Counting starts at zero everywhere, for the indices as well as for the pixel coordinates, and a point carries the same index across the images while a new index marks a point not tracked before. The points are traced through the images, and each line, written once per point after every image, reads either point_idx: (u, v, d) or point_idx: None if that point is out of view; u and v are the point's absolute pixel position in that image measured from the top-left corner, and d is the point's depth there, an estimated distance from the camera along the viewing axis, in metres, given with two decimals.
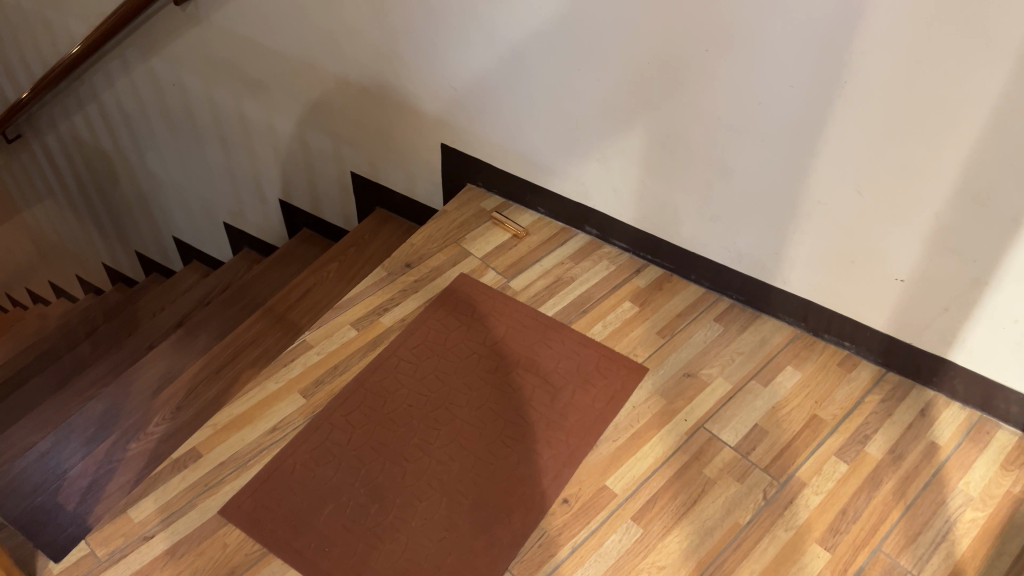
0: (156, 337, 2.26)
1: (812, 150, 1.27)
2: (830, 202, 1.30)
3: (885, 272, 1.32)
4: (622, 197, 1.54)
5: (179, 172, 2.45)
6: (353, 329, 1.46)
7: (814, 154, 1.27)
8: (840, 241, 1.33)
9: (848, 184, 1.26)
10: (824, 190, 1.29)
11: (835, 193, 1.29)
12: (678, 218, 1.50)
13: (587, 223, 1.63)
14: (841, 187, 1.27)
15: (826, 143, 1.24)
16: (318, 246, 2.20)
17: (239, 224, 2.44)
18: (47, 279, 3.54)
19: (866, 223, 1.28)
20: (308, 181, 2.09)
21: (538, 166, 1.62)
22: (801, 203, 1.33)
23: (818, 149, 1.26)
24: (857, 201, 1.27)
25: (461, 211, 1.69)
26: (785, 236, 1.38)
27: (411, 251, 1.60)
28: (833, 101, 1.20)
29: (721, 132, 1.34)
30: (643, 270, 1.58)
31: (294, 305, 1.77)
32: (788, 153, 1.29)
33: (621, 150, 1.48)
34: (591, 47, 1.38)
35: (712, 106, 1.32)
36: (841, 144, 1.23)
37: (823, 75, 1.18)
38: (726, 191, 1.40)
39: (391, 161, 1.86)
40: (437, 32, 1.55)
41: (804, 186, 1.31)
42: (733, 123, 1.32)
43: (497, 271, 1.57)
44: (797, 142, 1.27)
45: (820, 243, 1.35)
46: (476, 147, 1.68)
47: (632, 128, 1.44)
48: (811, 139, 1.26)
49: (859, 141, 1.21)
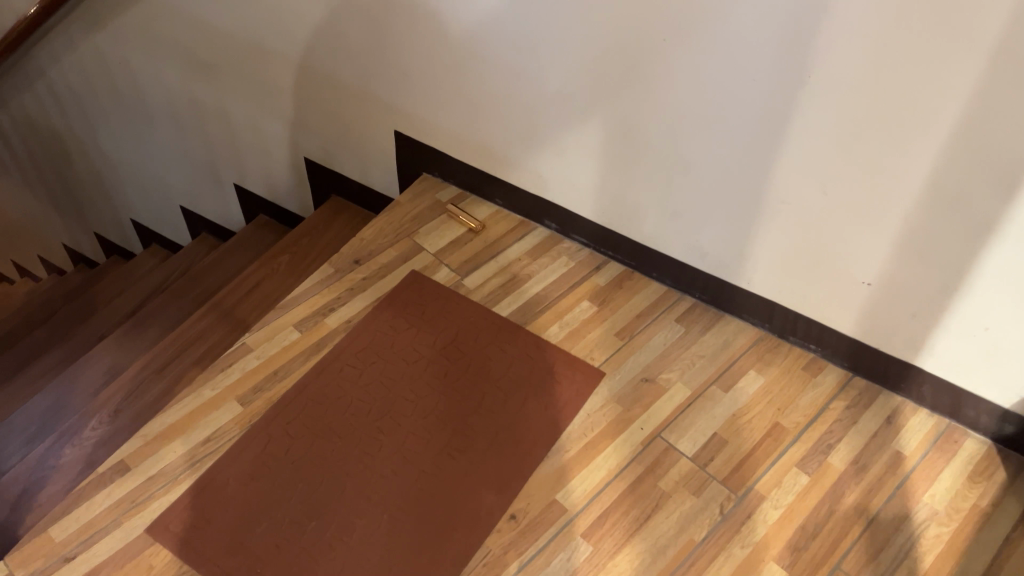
0: (106, 325, 2.18)
1: (776, 148, 1.19)
2: (796, 202, 1.23)
3: (852, 275, 1.25)
4: (581, 190, 1.46)
5: (132, 153, 2.35)
6: (296, 331, 1.39)
7: (779, 152, 1.19)
8: (806, 242, 1.26)
9: (815, 184, 1.19)
10: (790, 190, 1.22)
11: (801, 193, 1.21)
12: (638, 214, 1.43)
13: (546, 217, 1.55)
14: (807, 188, 1.20)
15: (791, 140, 1.17)
16: (275, 232, 2.11)
17: (195, 207, 2.35)
18: (9, 260, 3.44)
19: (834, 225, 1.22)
20: (262, 166, 2.01)
21: (494, 156, 1.54)
22: (765, 202, 1.26)
23: (783, 146, 1.18)
24: (824, 201, 1.20)
25: (415, 203, 1.61)
26: (749, 236, 1.32)
27: (360, 246, 1.52)
28: (798, 97, 1.12)
29: (682, 126, 1.26)
30: (604, 266, 1.51)
31: (242, 300, 1.69)
32: (752, 150, 1.22)
33: (580, 141, 1.40)
34: (547, 35, 1.30)
35: (672, 98, 1.24)
36: (806, 142, 1.16)
37: (788, 68, 1.10)
38: (688, 188, 1.33)
39: (344, 148, 1.77)
40: (386, 13, 1.46)
41: (768, 185, 1.24)
42: (694, 117, 1.24)
43: (450, 268, 1.49)
44: (761, 139, 1.20)
45: (786, 244, 1.28)
46: (429, 135, 1.60)
47: (591, 120, 1.36)
48: (775, 136, 1.18)
49: (825, 140, 1.14)
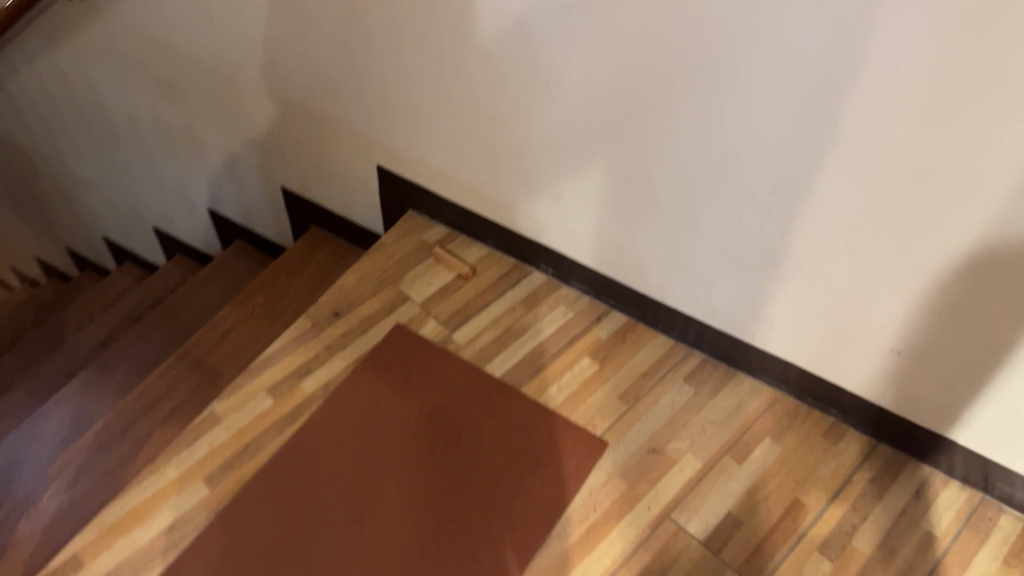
0: (76, 357, 2.05)
1: (798, 207, 1.08)
2: (819, 265, 1.11)
3: (879, 343, 1.14)
4: (580, 238, 1.34)
5: (100, 172, 2.22)
6: (270, 397, 1.27)
7: (801, 211, 1.08)
8: (830, 307, 1.15)
9: (841, 248, 1.08)
10: (812, 251, 1.11)
11: (824, 255, 1.10)
12: (643, 265, 1.31)
13: (541, 260, 1.43)
14: (832, 251, 1.09)
15: (817, 201, 1.05)
16: (252, 260, 1.98)
17: (169, 228, 2.22)
18: None
19: (860, 290, 1.10)
20: (236, 193, 1.88)
21: (484, 197, 1.41)
22: (785, 262, 1.15)
23: (805, 206, 1.07)
24: (851, 266, 1.09)
25: (400, 245, 1.48)
26: (767, 295, 1.20)
27: (340, 296, 1.40)
28: (824, 156, 1.00)
29: (694, 179, 1.15)
30: (605, 317, 1.39)
31: (215, 347, 1.57)
32: (772, 208, 1.10)
33: (580, 189, 1.28)
34: (542, 75, 1.18)
35: (682, 149, 1.12)
36: (832, 204, 1.04)
37: (812, 126, 0.99)
38: (699, 243, 1.21)
39: (323, 179, 1.64)
40: (363, 45, 1.33)
41: (789, 245, 1.12)
42: (707, 170, 1.12)
43: (438, 321, 1.37)
44: (782, 197, 1.08)
45: (806, 306, 1.17)
46: (414, 172, 1.47)
47: (592, 168, 1.24)
48: (797, 195, 1.07)
49: (854, 203, 1.02)
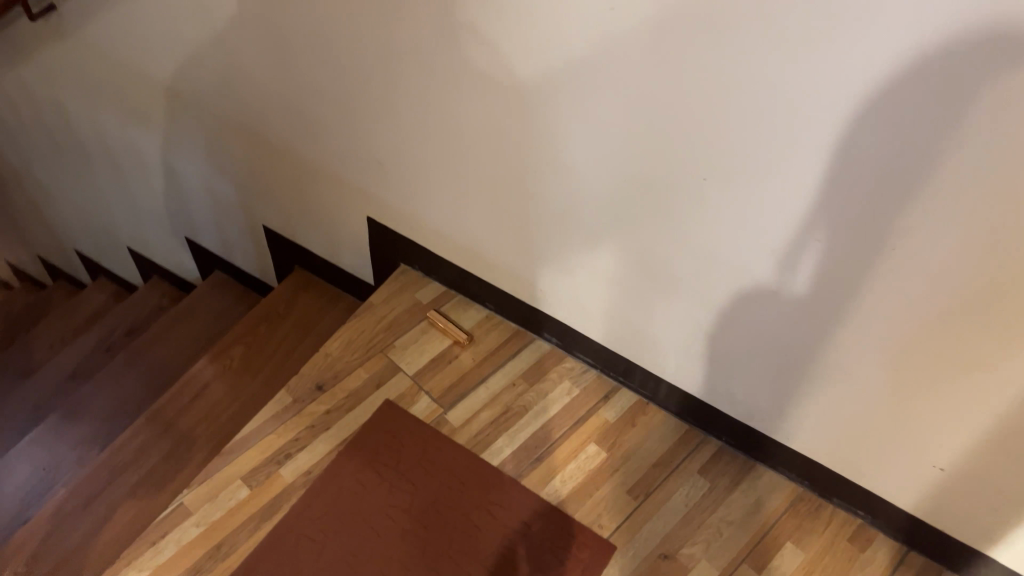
0: (43, 392, 1.92)
1: (804, 260, 0.92)
2: (829, 323, 0.97)
3: (895, 410, 1.00)
4: (589, 314, 1.23)
5: (71, 191, 2.09)
6: (245, 486, 1.15)
7: (809, 265, 0.93)
8: (840, 368, 1.01)
9: (857, 309, 0.93)
10: (823, 308, 0.96)
11: (836, 314, 0.95)
12: (658, 347, 1.19)
13: (545, 330, 1.32)
14: (846, 310, 0.94)
15: (828, 256, 0.90)
16: (232, 293, 1.86)
17: (145, 251, 2.10)
18: None
19: (876, 355, 0.96)
20: (216, 226, 1.75)
21: (484, 261, 1.29)
22: (790, 315, 1.00)
23: (812, 258, 0.92)
24: (867, 328, 0.94)
25: (391, 306, 1.36)
26: (769, 347, 1.06)
27: (324, 366, 1.28)
28: (838, 205, 0.85)
29: (686, 220, 0.99)
30: (614, 395, 1.28)
31: (188, 407, 1.45)
32: (774, 257, 0.95)
33: (560, 220, 1.13)
34: (551, 150, 1.05)
35: (674, 187, 0.97)
36: (845, 260, 0.89)
37: (824, 172, 0.83)
38: (693, 286, 1.07)
39: (309, 224, 1.52)
40: (353, 95, 1.19)
41: (795, 298, 0.97)
42: (700, 210, 0.97)
43: (431, 397, 1.25)
44: (786, 247, 0.93)
45: (812, 362, 1.03)
46: (408, 228, 1.35)
47: (575, 199, 1.09)
48: (804, 246, 0.91)
49: (873, 262, 0.87)
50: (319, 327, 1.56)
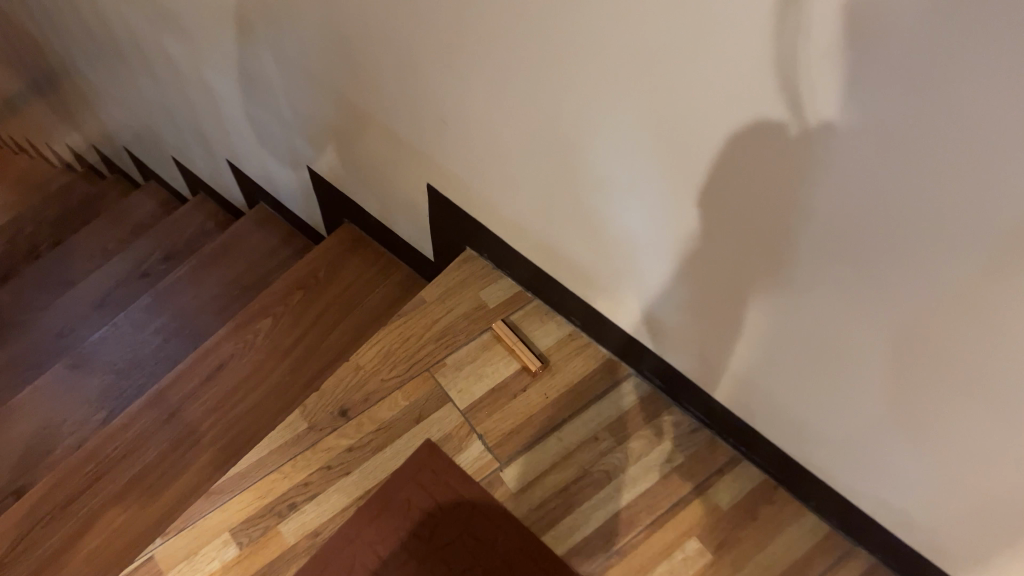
0: (70, 317, 1.72)
1: (793, 181, 0.57)
2: (837, 279, 0.62)
3: (931, 415, 0.65)
4: (710, 369, 0.88)
5: (115, 87, 1.82)
6: (234, 544, 0.89)
7: (799, 187, 0.57)
8: (981, 395, 0.59)
9: (870, 258, 0.58)
10: (822, 253, 0.61)
11: (962, 286, 0.53)
12: (803, 436, 0.83)
13: (646, 366, 0.98)
14: (857, 263, 0.59)
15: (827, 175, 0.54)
16: (277, 232, 1.58)
17: (193, 164, 1.83)
18: None
19: (899, 332, 0.61)
20: (259, 155, 1.45)
21: (572, 270, 0.95)
22: (780, 259, 0.65)
23: (803, 176, 0.56)
24: (887, 294, 0.59)
25: (447, 306, 1.05)
26: (755, 297, 0.72)
27: (352, 384, 0.99)
28: (833, 91, 0.49)
29: (674, 84, 0.59)
30: (729, 470, 0.94)
31: (198, 390, 1.19)
32: (747, 170, 0.60)
33: (486, 93, 0.79)
34: (672, 174, 0.68)
35: (605, 55, 0.62)
36: (852, 184, 0.54)
37: (803, 32, 0.48)
38: (652, 200, 0.72)
39: (359, 176, 1.19)
40: (404, 47, 0.82)
41: (784, 234, 0.63)
42: (639, 92, 0.62)
43: (484, 444, 0.95)
44: (763, 156, 0.58)
45: (817, 331, 0.69)
46: (477, 210, 1.00)
47: (638, 153, 0.69)
48: (788, 156, 0.56)
49: (897, 192, 0.51)
50: (363, 304, 1.26)
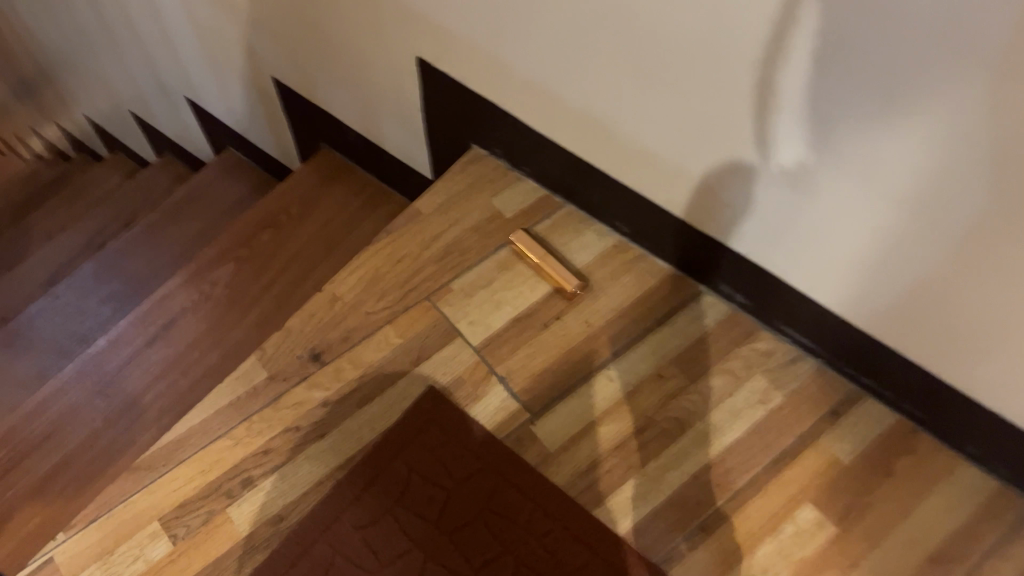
0: None
1: None
2: (848, 214, 0.56)
3: None
4: (831, 265, 0.62)
5: (64, 33, 1.58)
6: (165, 538, 0.64)
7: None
8: None
9: (886, 164, 0.51)
10: (825, 186, 0.56)
11: None
12: (975, 348, 0.57)
13: (725, 278, 0.72)
14: (890, 141, 0.49)
15: (807, 94, 0.50)
16: (249, 181, 1.33)
17: (156, 118, 1.59)
18: None
19: (932, 245, 0.53)
20: (219, 82, 1.20)
21: (621, 149, 0.69)
22: (780, 203, 0.60)
23: (783, 103, 0.52)
24: None
25: (450, 217, 0.79)
26: (764, 253, 0.66)
27: (327, 320, 0.74)
28: None
29: None
30: (847, 413, 0.68)
31: (139, 354, 0.94)
32: (725, 103, 0.56)
33: None
34: None
35: None
36: (836, 97, 0.49)
37: None
38: None
39: (334, 76, 0.94)
40: None
41: (782, 173, 0.58)
42: None
43: (507, 390, 0.69)
44: (735, 85, 0.54)
45: (833, 282, 0.63)
46: (486, 82, 0.75)
47: None
48: (760, 83, 0.52)
49: None
50: (346, 242, 1.01)
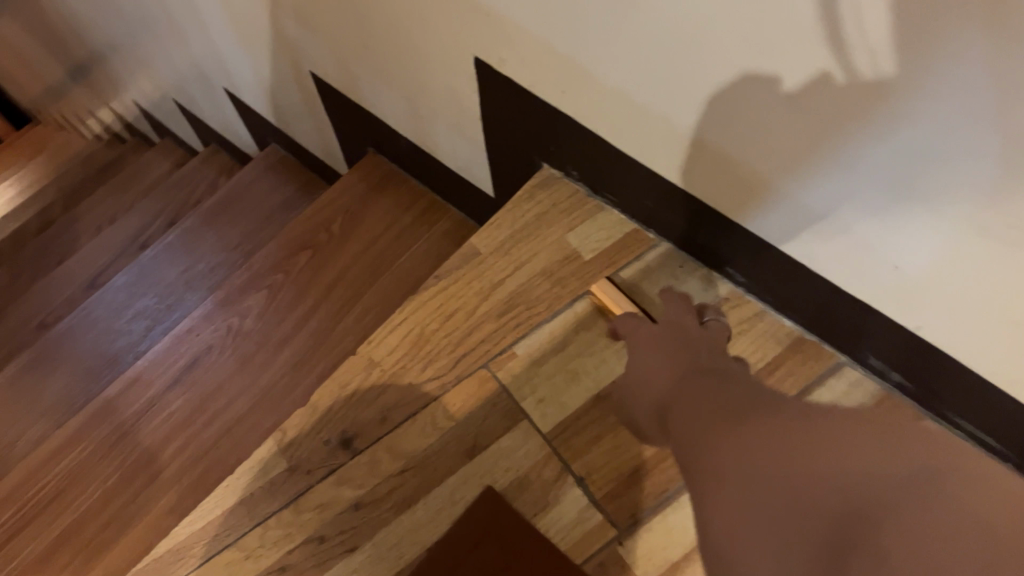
0: (54, 301, 1.39)
1: None
2: (965, 213, 0.38)
3: None
4: (985, 285, 0.41)
5: (99, 13, 1.45)
6: None
7: None
8: None
9: None
10: (929, 173, 0.38)
11: None
12: None
13: (871, 346, 0.54)
14: None
15: (902, 57, 0.33)
16: (294, 180, 1.20)
17: (199, 105, 1.46)
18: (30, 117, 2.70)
19: None
20: (255, 73, 1.05)
21: (684, 122, 0.49)
22: (866, 198, 0.42)
23: (869, 72, 0.35)
24: None
25: (513, 258, 0.63)
26: (854, 268, 0.48)
27: (360, 393, 0.59)
28: None
29: None
30: None
31: (159, 399, 0.83)
32: (770, 64, 0.39)
33: None
34: None
35: None
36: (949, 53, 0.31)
37: None
38: None
39: (377, 73, 0.78)
40: None
41: (864, 154, 0.40)
42: None
43: (586, 496, 0.54)
44: (781, 43, 0.38)
45: (949, 305, 0.45)
46: (560, 91, 0.57)
47: None
48: (829, 44, 0.35)
49: None
50: (394, 266, 0.86)
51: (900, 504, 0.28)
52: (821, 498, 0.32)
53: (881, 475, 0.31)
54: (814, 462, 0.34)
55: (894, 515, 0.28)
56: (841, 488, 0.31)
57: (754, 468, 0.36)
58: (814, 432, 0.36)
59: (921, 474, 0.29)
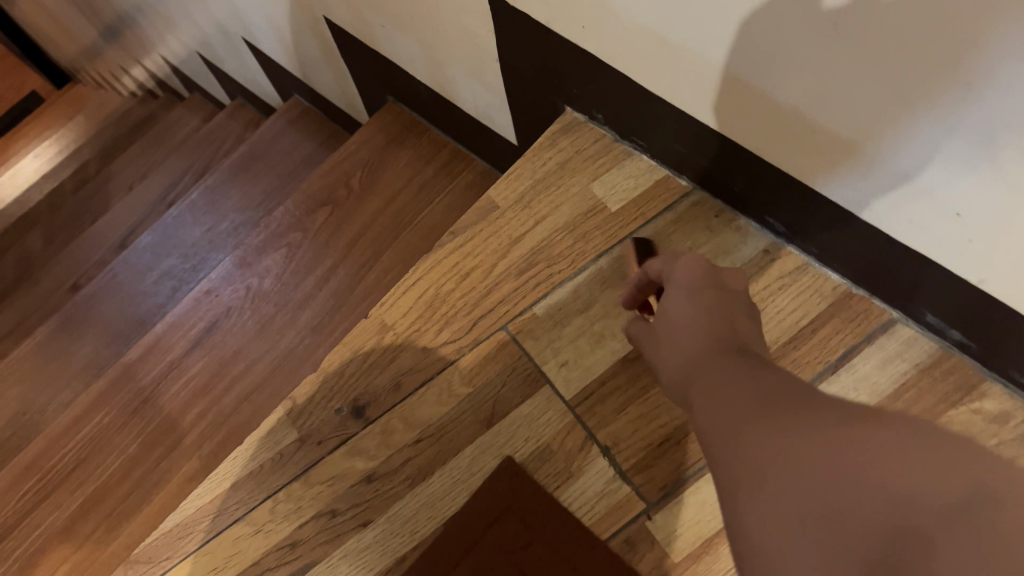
0: (85, 264, 1.39)
1: None
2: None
3: None
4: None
5: None
6: None
7: None
8: None
9: None
10: (993, 132, 0.33)
11: None
12: None
13: (927, 304, 0.49)
14: None
15: None
16: (318, 134, 1.16)
17: (221, 59, 1.43)
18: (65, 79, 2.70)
19: None
20: (269, 22, 1.01)
21: (713, 55, 0.43)
22: (915, 150, 0.38)
23: None
24: None
25: (534, 211, 0.59)
26: (896, 208, 0.43)
27: (372, 359, 0.56)
28: None
29: None
30: None
31: (179, 363, 0.81)
32: None
33: None
34: None
35: None
36: None
37: None
38: None
39: (389, 16, 0.73)
40: None
41: (920, 102, 0.35)
42: None
43: (613, 468, 0.50)
44: None
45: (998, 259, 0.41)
46: (580, 27, 0.52)
47: None
48: None
49: None
50: (415, 222, 0.82)
51: (963, 544, 0.19)
52: (844, 500, 0.22)
53: (927, 479, 0.21)
54: (835, 450, 0.24)
55: (953, 558, 0.18)
56: (875, 494, 0.22)
57: (760, 449, 0.27)
58: (843, 411, 0.27)
59: (979, 495, 0.20)
